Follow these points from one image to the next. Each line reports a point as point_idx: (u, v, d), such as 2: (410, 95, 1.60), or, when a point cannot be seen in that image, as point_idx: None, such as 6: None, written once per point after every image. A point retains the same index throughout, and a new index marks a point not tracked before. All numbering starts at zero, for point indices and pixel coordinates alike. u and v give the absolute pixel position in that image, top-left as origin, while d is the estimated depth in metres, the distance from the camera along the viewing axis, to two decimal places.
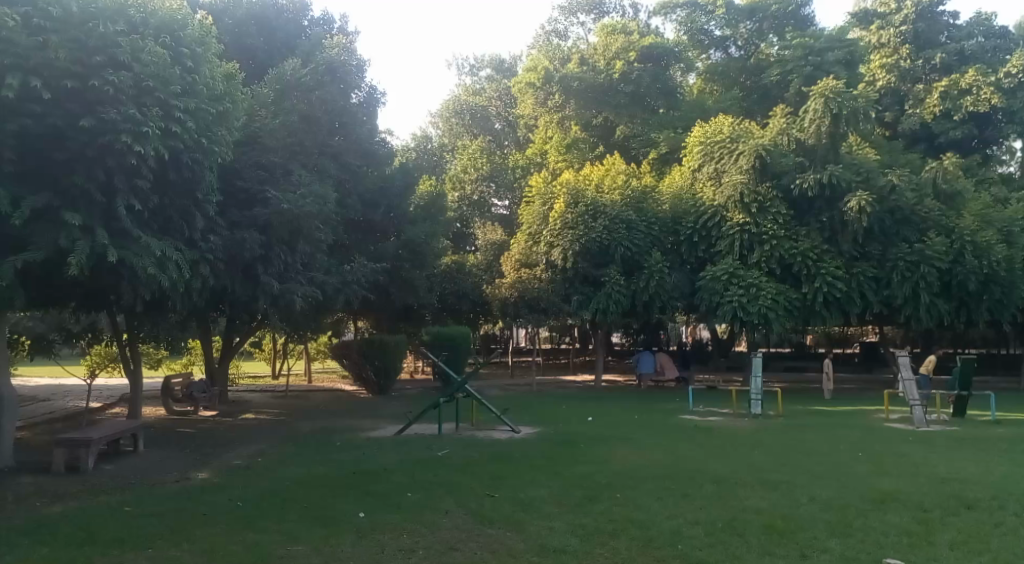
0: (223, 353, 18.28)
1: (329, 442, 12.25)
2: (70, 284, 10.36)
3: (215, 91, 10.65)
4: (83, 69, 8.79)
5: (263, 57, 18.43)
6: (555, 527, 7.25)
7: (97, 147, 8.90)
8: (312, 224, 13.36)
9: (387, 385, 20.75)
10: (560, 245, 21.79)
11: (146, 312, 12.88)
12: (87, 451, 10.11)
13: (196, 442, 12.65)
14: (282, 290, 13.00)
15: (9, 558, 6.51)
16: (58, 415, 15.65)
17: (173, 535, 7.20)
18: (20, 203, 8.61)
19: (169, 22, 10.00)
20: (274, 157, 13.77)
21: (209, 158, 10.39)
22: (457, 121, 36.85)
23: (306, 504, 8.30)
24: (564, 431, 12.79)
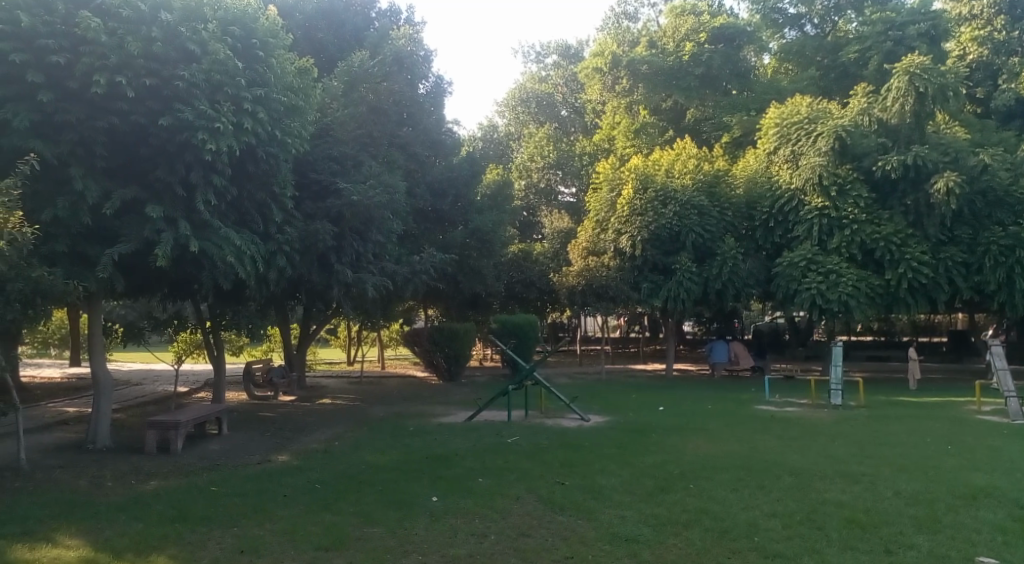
0: (299, 341, 18.86)
1: (402, 428, 12.48)
2: (159, 274, 10.87)
3: (288, 84, 10.84)
4: (161, 66, 9.17)
5: (333, 51, 18.80)
6: (627, 515, 7.21)
7: (177, 143, 9.30)
8: (383, 214, 13.59)
9: (457, 372, 20.98)
10: (630, 232, 21.53)
11: (228, 300, 13.38)
12: (176, 433, 10.60)
13: (275, 426, 13.11)
14: (355, 279, 13.29)
15: (108, 533, 6.91)
16: (149, 399, 16.49)
17: (256, 515, 7.49)
18: (111, 196, 9.11)
19: (240, 16, 10.27)
20: (345, 149, 14.05)
21: (285, 151, 10.71)
22: (523, 109, 36.78)
23: (380, 487, 8.49)
24: (635, 420, 12.67)
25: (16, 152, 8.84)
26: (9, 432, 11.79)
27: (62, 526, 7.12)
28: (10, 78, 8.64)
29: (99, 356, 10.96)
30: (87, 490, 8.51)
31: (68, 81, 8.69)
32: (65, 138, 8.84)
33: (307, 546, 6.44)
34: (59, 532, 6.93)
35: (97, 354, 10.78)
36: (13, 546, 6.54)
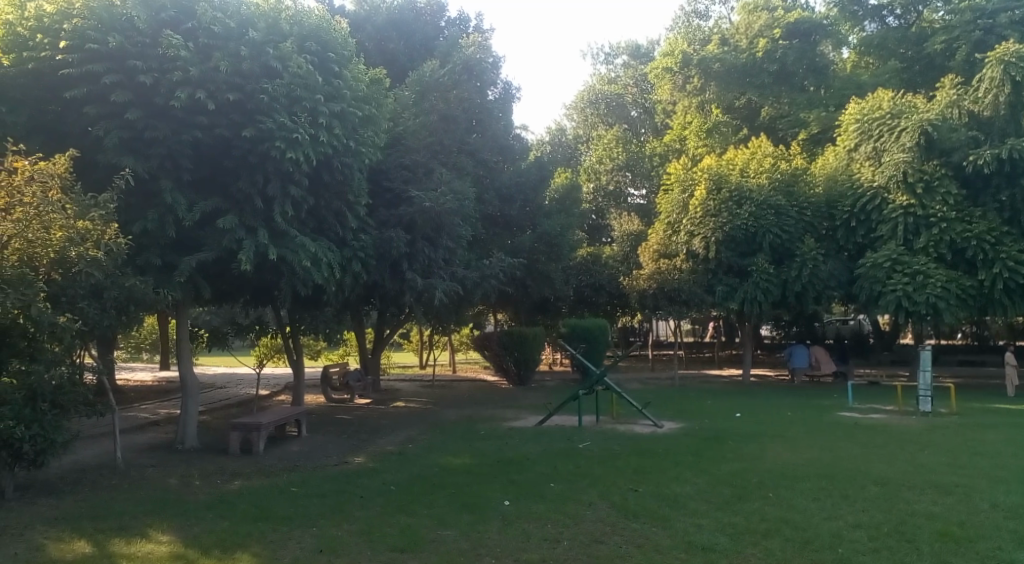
0: (374, 345, 19.27)
1: (474, 431, 12.58)
2: (242, 282, 11.30)
3: (361, 94, 11.09)
4: (243, 80, 9.54)
5: (404, 61, 19.19)
6: (703, 524, 7.06)
7: (258, 155, 9.63)
8: (454, 220, 13.77)
9: (527, 376, 21.00)
10: (703, 234, 21.12)
11: (306, 306, 13.79)
12: (258, 435, 10.99)
13: (351, 428, 13.41)
14: (426, 285, 13.46)
15: (196, 529, 7.21)
16: (233, 401, 17.16)
17: (334, 515, 7.68)
18: (196, 208, 9.53)
19: (316, 30, 10.61)
20: (416, 157, 14.28)
21: (359, 160, 10.97)
22: (592, 110, 36.57)
23: (453, 490, 8.58)
24: (711, 427, 12.40)
25: (111, 167, 9.37)
26: (106, 432, 12.47)
27: (154, 522, 7.47)
28: (104, 97, 9.18)
29: (187, 360, 11.47)
30: (177, 488, 8.92)
31: (158, 98, 9.17)
32: (155, 152, 9.31)
33: (383, 546, 6.56)
34: (153, 528, 7.27)
35: (184, 360, 11.26)
36: (111, 540, 6.90)
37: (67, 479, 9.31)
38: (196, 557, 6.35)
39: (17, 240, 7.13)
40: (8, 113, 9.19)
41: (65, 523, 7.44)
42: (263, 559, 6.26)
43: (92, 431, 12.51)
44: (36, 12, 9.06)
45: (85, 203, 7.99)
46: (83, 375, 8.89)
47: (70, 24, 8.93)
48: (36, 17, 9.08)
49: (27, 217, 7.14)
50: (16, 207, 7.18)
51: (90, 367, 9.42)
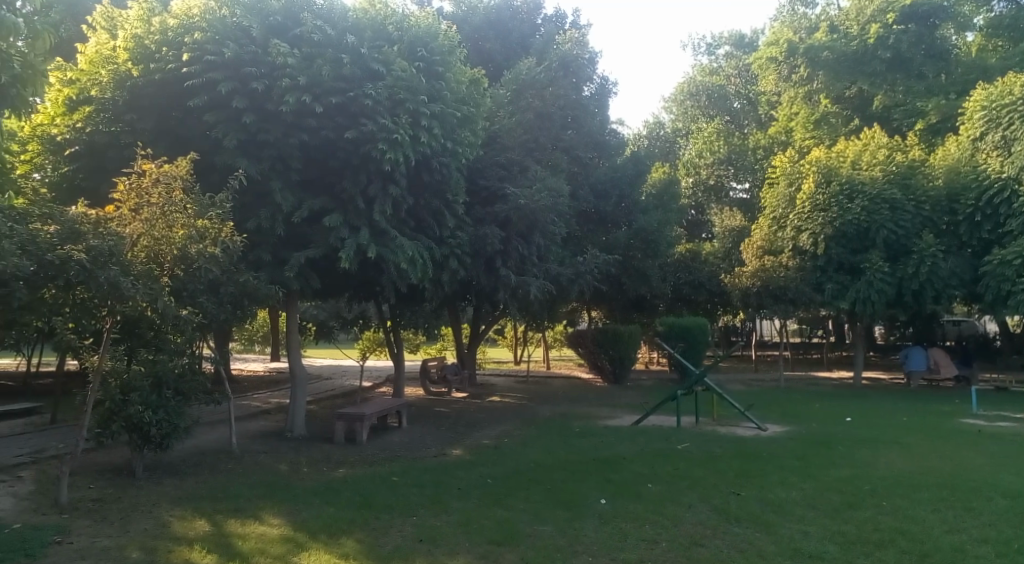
0: (470, 340, 19.55)
1: (569, 428, 12.56)
2: (346, 277, 11.72)
3: (461, 95, 11.17)
4: (348, 84, 9.84)
5: (500, 60, 19.37)
6: (810, 531, 6.78)
7: (361, 156, 9.96)
8: (548, 217, 13.78)
9: (623, 375, 20.73)
10: (811, 229, 20.32)
11: (406, 301, 14.15)
12: (361, 425, 11.39)
13: (450, 421, 13.68)
14: (520, 282, 13.59)
15: (305, 514, 7.54)
16: (338, 392, 17.83)
17: (433, 505, 7.85)
18: (303, 208, 9.96)
19: (421, 35, 10.84)
20: (511, 154, 14.36)
21: (456, 158, 11.14)
22: (692, 103, 35.66)
23: (549, 486, 8.59)
24: (818, 431, 11.89)
25: (227, 169, 9.90)
26: (223, 418, 13.22)
27: (266, 505, 7.85)
28: (221, 103, 9.70)
29: (296, 352, 11.99)
30: (287, 474, 9.37)
31: (269, 103, 9.60)
32: (267, 154, 9.78)
33: (481, 539, 6.65)
34: (264, 511, 7.66)
35: (294, 351, 11.78)
36: (227, 521, 7.30)
37: (189, 461, 9.92)
38: (305, 540, 6.64)
39: (144, 237, 7.61)
40: (137, 119, 9.83)
41: (187, 503, 7.93)
42: (366, 546, 6.47)
43: (211, 418, 13.29)
44: (161, 27, 9.79)
45: (204, 202, 8.45)
46: (202, 365, 9.44)
47: (192, 38, 9.58)
48: (162, 32, 9.80)
49: (153, 216, 7.58)
50: (143, 208, 7.60)
51: (208, 357, 9.99)
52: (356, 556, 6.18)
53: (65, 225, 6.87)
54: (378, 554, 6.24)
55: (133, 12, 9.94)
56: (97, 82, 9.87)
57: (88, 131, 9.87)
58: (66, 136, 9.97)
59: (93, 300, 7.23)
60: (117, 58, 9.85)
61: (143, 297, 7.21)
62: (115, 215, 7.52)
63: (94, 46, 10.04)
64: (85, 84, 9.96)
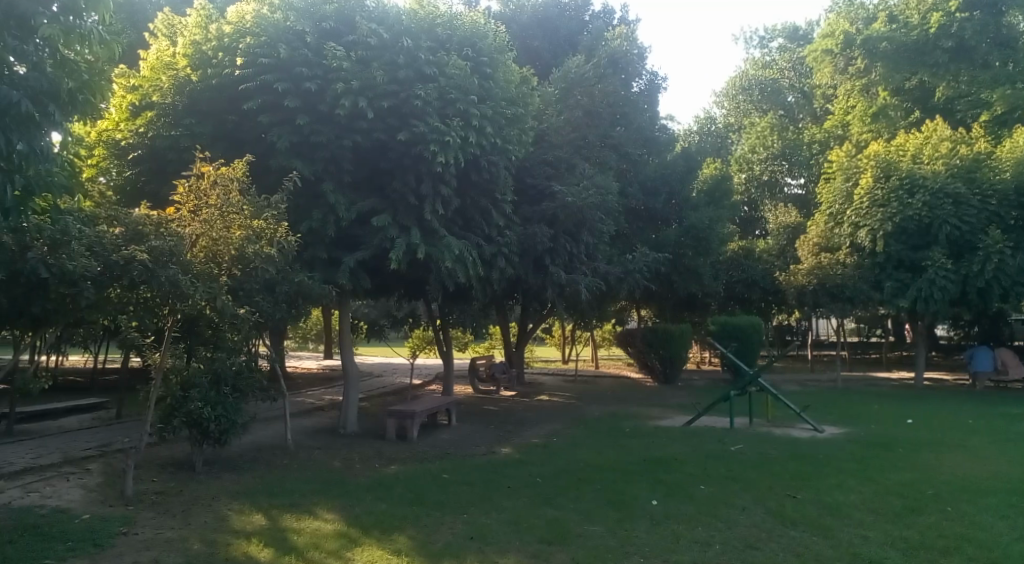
0: (519, 338, 19.58)
1: (619, 428, 12.48)
2: (396, 277, 11.87)
3: (510, 95, 11.23)
4: (400, 86, 9.98)
5: (548, 58, 19.31)
6: (870, 536, 6.59)
7: (412, 156, 10.07)
8: (596, 215, 13.70)
9: (673, 374, 20.45)
10: (870, 225, 19.62)
11: (455, 300, 14.25)
12: (412, 422, 11.52)
13: (499, 420, 13.73)
14: (568, 281, 13.56)
15: (358, 509, 7.66)
16: (388, 389, 18.04)
17: (483, 503, 7.89)
18: (355, 208, 10.12)
19: (469, 35, 10.93)
20: (559, 153, 14.33)
21: (505, 157, 11.17)
22: (745, 97, 35.03)
23: (600, 486, 8.55)
24: (878, 433, 11.56)
25: (281, 171, 10.13)
26: (278, 415, 13.51)
27: (321, 501, 8.00)
28: (275, 106, 9.90)
29: (348, 350, 12.19)
30: (340, 470, 9.53)
31: (323, 105, 9.78)
32: (320, 156, 9.96)
33: (532, 538, 6.66)
34: (319, 506, 7.81)
35: (346, 349, 11.98)
36: (283, 515, 7.47)
37: (246, 457, 10.17)
38: (358, 535, 6.75)
39: (203, 238, 7.82)
40: (195, 124, 10.12)
41: (245, 497, 8.14)
42: (418, 542, 6.54)
43: (266, 414, 13.60)
44: (218, 33, 10.06)
45: (260, 203, 8.64)
46: (258, 363, 9.66)
47: (245, 43, 9.86)
48: (218, 38, 10.10)
49: (212, 218, 7.78)
50: (203, 209, 7.81)
51: (264, 354, 10.22)
52: (409, 552, 6.25)
53: (129, 227, 7.12)
54: (429, 551, 6.30)
55: (190, 19, 10.20)
56: (159, 87, 10.13)
57: (150, 135, 10.15)
58: (129, 141, 10.27)
59: (155, 299, 7.45)
60: (177, 65, 10.13)
61: (202, 296, 7.42)
62: (176, 217, 7.75)
63: (155, 52, 10.30)
64: (146, 90, 10.21)
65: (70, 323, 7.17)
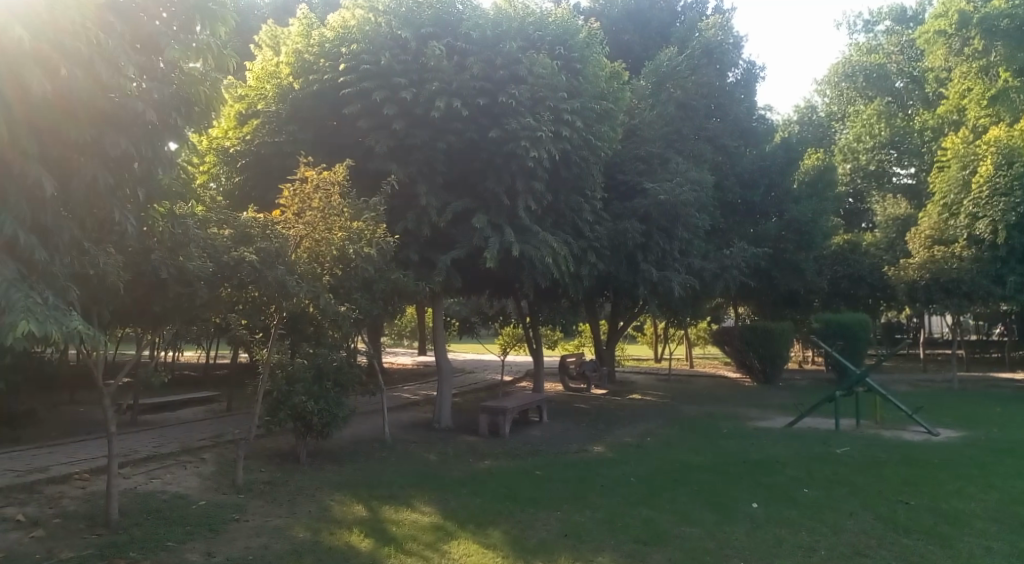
0: (610, 336, 19.41)
1: (715, 429, 12.17)
2: (489, 275, 12.01)
3: (600, 90, 11.21)
4: (492, 86, 10.10)
5: (640, 51, 19.04)
6: (993, 547, 6.17)
7: (504, 155, 10.13)
8: (691, 210, 13.43)
9: (773, 374, 19.78)
10: (990, 217, 18.37)
11: (547, 297, 14.27)
12: (504, 418, 11.64)
13: (591, 418, 13.65)
14: (661, 277, 13.36)
15: (451, 503, 7.79)
16: (481, 386, 18.27)
17: (576, 501, 7.87)
18: (448, 208, 10.32)
19: (561, 32, 10.95)
20: (652, 147, 14.10)
21: (596, 153, 11.12)
22: (848, 85, 32.82)
23: (697, 487, 8.36)
24: (1000, 438, 10.80)
25: (378, 174, 10.44)
26: (376, 409, 13.92)
27: (417, 494, 8.19)
28: (372, 110, 10.16)
29: (442, 347, 12.42)
30: (436, 464, 9.74)
31: (419, 107, 9.99)
32: (415, 158, 10.19)
33: (627, 537, 6.58)
34: (416, 499, 7.99)
35: (440, 346, 12.21)
36: (382, 507, 7.68)
37: (347, 449, 10.54)
38: (454, 529, 6.86)
39: (307, 239, 8.13)
40: (298, 130, 10.53)
41: (346, 489, 8.42)
42: (512, 538, 6.59)
43: (365, 408, 14.04)
44: (319, 40, 10.42)
45: (360, 205, 8.97)
46: (357, 358, 9.98)
47: (348, 49, 10.16)
48: (320, 45, 10.45)
49: (315, 220, 8.10)
50: (307, 212, 8.10)
51: (362, 351, 10.55)
52: (504, 547, 6.31)
53: (237, 230, 7.53)
54: (523, 547, 6.32)
55: (294, 29, 10.74)
56: (264, 96, 10.66)
57: (257, 142, 10.63)
58: (237, 148, 10.78)
59: (262, 297, 7.86)
60: (281, 74, 10.61)
61: (306, 293, 7.80)
62: (281, 219, 8.10)
63: (261, 63, 10.83)
64: (254, 98, 10.77)
65: (187, 321, 7.61)
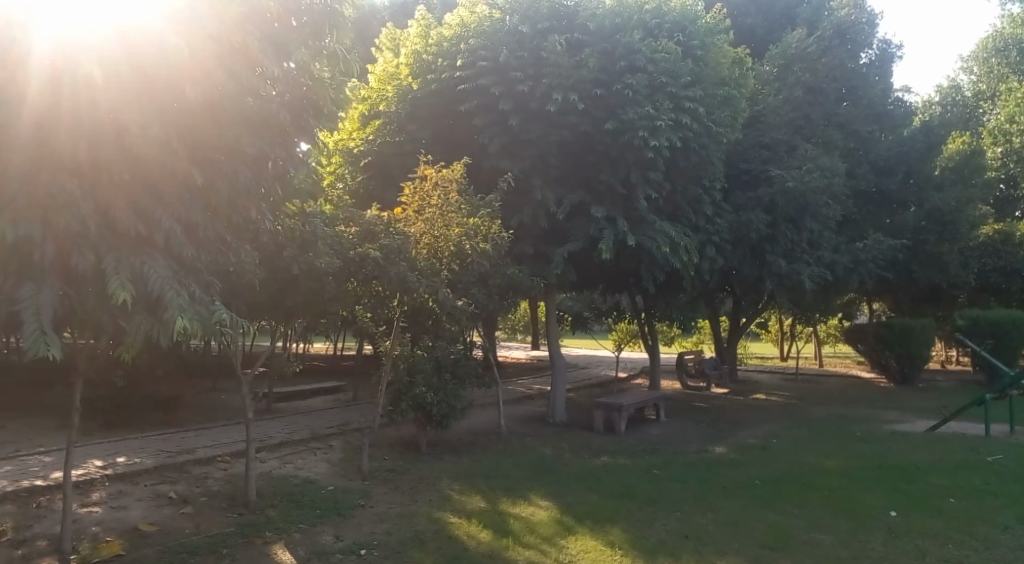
0: (731, 333, 18.77)
1: (847, 432, 11.51)
2: (605, 269, 11.90)
3: (722, 77, 10.90)
4: (609, 77, 10.00)
5: (763, 34, 18.28)
6: None
7: (620, 146, 9.96)
8: (820, 199, 12.76)
9: (911, 374, 18.53)
10: None
11: (664, 293, 13.97)
12: (620, 415, 11.49)
13: (710, 417, 13.23)
14: (789, 270, 12.77)
15: (569, 499, 7.75)
16: (595, 382, 18.14)
17: (698, 502, 7.63)
18: (563, 201, 10.30)
19: (681, 19, 10.77)
20: (778, 134, 13.56)
21: (717, 141, 10.76)
22: (999, 60, 30.33)
23: (828, 492, 7.92)
24: None
25: (494, 171, 10.53)
26: (492, 402, 14.09)
27: (534, 487, 8.21)
28: (488, 107, 10.28)
29: (557, 342, 12.42)
30: (554, 458, 9.77)
31: (533, 103, 10.00)
32: (529, 153, 10.21)
33: (752, 542, 6.32)
34: (533, 493, 8.00)
35: (554, 341, 12.21)
36: (500, 499, 7.76)
37: (465, 440, 10.76)
38: (572, 524, 6.84)
39: (426, 236, 8.36)
40: (416, 129, 10.78)
41: (464, 479, 8.57)
42: (631, 536, 6.48)
43: (481, 401, 14.26)
44: (438, 39, 10.67)
45: (476, 202, 9.07)
46: (475, 352, 10.14)
47: (466, 46, 10.30)
48: (438, 44, 10.69)
49: (434, 218, 8.32)
50: (426, 209, 8.35)
51: (479, 345, 10.71)
52: (624, 546, 6.21)
53: (363, 227, 7.82)
54: (643, 546, 6.21)
55: (413, 30, 11.01)
56: (385, 97, 11.03)
57: (379, 142, 11.04)
58: (361, 148, 11.10)
59: (385, 292, 8.13)
60: (401, 74, 10.96)
61: (426, 288, 8.02)
62: (403, 216, 8.37)
63: (382, 64, 11.23)
64: (375, 100, 11.16)
65: (315, 314, 7.98)
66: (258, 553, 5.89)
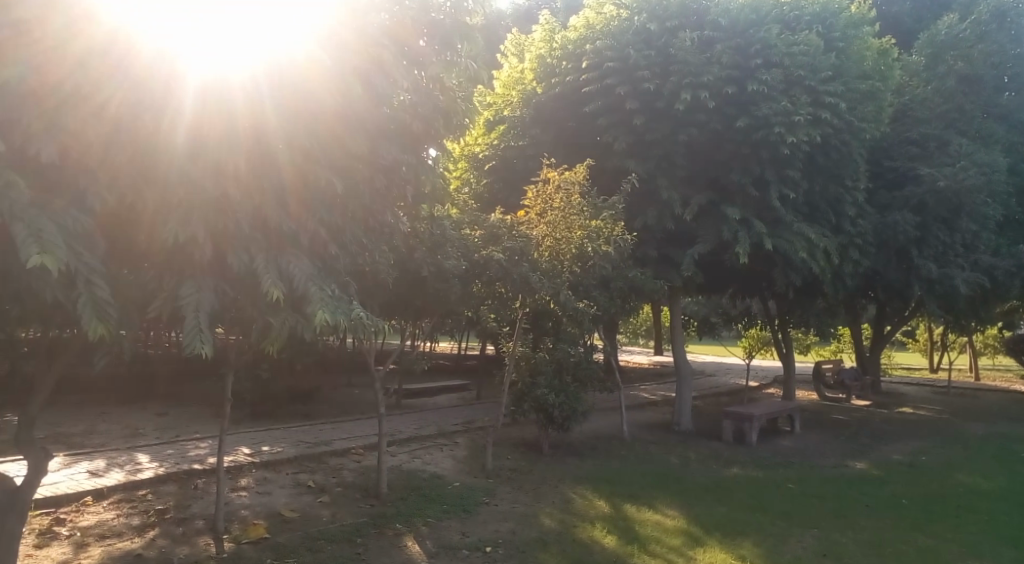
0: (873, 342, 17.62)
1: (1008, 452, 10.47)
2: (734, 273, 11.48)
3: (866, 71, 10.42)
4: (741, 73, 9.65)
5: (911, 22, 17.14)
6: None
7: (752, 144, 9.59)
8: (977, 199, 11.75)
9: None
10: None
11: (799, 298, 13.30)
12: (750, 425, 11.02)
13: (850, 431, 12.46)
14: (940, 275, 11.82)
15: (698, 509, 7.52)
16: (722, 390, 17.53)
17: (837, 520, 7.18)
18: (690, 203, 10.02)
19: (821, 11, 10.37)
20: (927, 129, 12.65)
21: (859, 137, 10.12)
22: None
23: (988, 518, 7.21)
24: None
25: (619, 172, 10.40)
26: (615, 407, 13.92)
27: (661, 496, 8.01)
28: (614, 108, 10.15)
29: (683, 347, 12.10)
30: (681, 466, 9.52)
31: (659, 102, 9.76)
32: (654, 153, 9.99)
33: None
34: (659, 501, 7.82)
35: (680, 345, 11.90)
36: (625, 505, 7.64)
37: (588, 444, 10.68)
38: (700, 535, 6.61)
39: (549, 238, 8.35)
40: (540, 132, 10.82)
41: (587, 482, 8.52)
42: (765, 551, 6.19)
43: (605, 405, 14.10)
44: (563, 43, 10.67)
45: (599, 204, 8.97)
46: (598, 354, 10.04)
47: (592, 47, 10.24)
48: (563, 48, 10.71)
49: (556, 221, 8.27)
50: (548, 211, 8.31)
51: (602, 348, 10.60)
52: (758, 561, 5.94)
53: (487, 230, 7.98)
54: None
55: (538, 35, 11.07)
56: (510, 102, 11.13)
57: (504, 146, 11.05)
58: (486, 153, 11.19)
59: (509, 294, 8.22)
60: (526, 79, 11.04)
61: (549, 290, 8.04)
62: (526, 219, 8.42)
63: (507, 70, 11.36)
64: (500, 105, 11.27)
65: (442, 314, 8.19)
66: (390, 544, 6.08)
